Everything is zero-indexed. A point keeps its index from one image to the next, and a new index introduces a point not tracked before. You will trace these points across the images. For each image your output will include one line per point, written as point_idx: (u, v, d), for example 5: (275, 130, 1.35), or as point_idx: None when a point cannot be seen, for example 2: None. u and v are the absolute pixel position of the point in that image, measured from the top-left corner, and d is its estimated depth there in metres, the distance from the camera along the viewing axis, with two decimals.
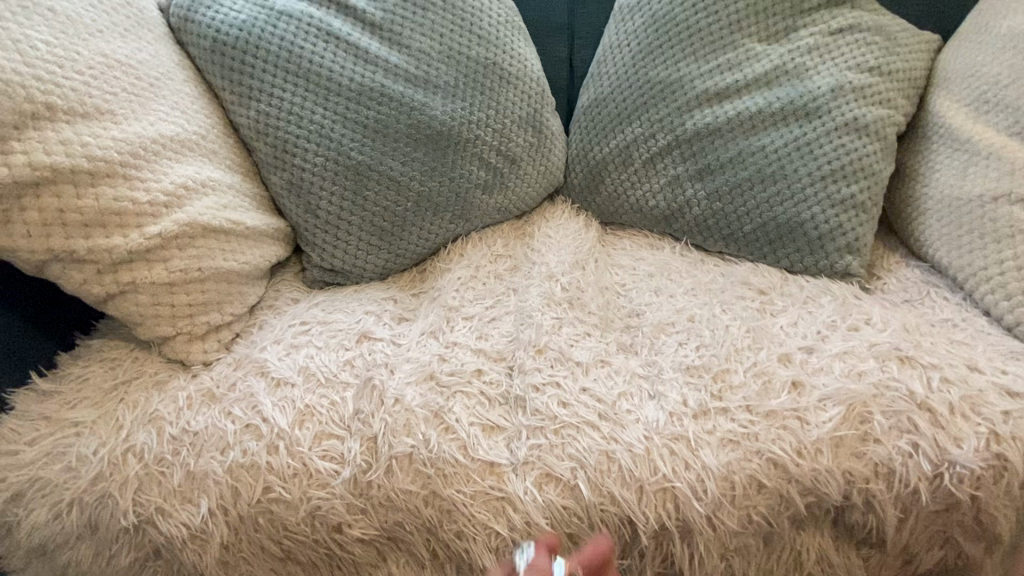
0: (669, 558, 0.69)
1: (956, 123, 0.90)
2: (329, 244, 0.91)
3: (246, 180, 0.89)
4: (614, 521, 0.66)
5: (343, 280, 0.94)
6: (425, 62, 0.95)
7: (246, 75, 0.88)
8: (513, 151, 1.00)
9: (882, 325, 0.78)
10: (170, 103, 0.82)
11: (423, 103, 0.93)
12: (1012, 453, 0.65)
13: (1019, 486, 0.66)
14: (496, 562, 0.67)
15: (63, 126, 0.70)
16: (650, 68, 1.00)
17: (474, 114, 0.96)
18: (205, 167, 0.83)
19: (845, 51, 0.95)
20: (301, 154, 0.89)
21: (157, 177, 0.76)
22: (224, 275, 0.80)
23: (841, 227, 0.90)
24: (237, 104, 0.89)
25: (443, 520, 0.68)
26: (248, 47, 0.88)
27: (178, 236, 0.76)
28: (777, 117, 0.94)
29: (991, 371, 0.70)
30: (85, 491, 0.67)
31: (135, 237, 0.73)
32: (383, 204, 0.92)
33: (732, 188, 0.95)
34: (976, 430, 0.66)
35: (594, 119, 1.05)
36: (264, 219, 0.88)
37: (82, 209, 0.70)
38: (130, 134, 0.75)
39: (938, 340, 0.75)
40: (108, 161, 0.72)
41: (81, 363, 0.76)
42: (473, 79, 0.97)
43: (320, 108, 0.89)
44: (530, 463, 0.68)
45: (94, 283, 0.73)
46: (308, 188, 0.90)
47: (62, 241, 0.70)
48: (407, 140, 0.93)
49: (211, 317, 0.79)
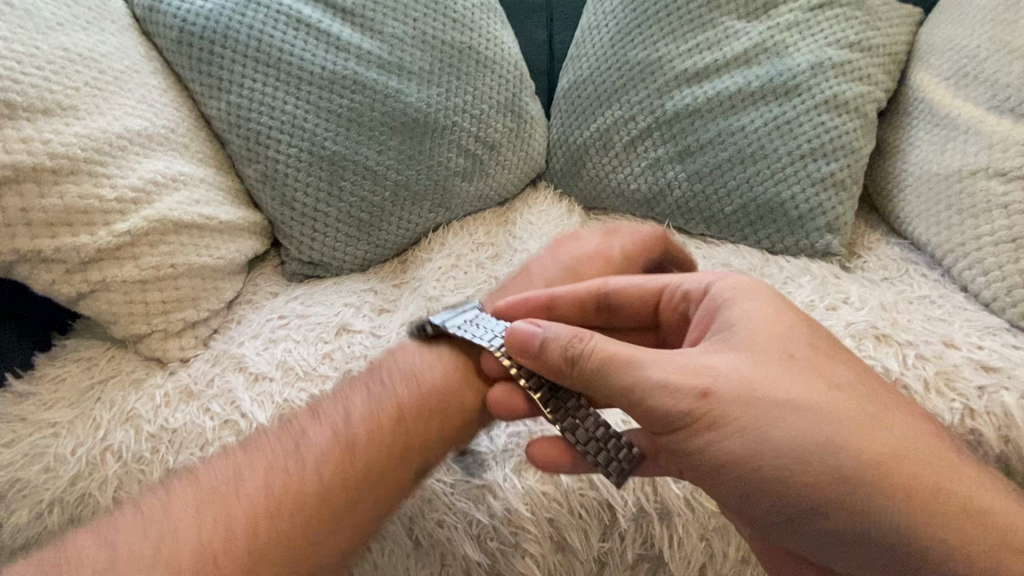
0: (649, 540, 0.68)
1: (935, 97, 0.89)
2: (306, 237, 0.91)
3: (220, 174, 0.89)
4: (593, 506, 0.66)
5: (322, 272, 0.93)
6: (399, 47, 0.93)
7: (215, 65, 0.87)
8: (491, 138, 0.98)
9: (860, 303, 0.78)
10: (136, 96, 0.81)
11: (397, 91, 0.91)
12: (988, 428, 0.65)
13: (995, 461, 0.66)
14: (478, 548, 0.67)
15: (23, 123, 0.68)
16: (629, 48, 0.99)
17: (450, 100, 0.95)
18: (175, 161, 0.82)
19: (824, 27, 0.94)
20: (275, 146, 0.88)
21: (124, 174, 0.75)
22: (198, 271, 0.80)
23: (821, 206, 0.90)
24: (207, 95, 0.88)
25: (424, 509, 0.67)
26: (216, 36, 0.86)
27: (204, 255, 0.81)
28: (756, 95, 0.93)
29: (967, 347, 0.71)
30: (64, 491, 0.67)
31: (104, 236, 0.72)
32: (360, 195, 0.91)
33: (713, 169, 0.94)
34: (951, 406, 0.66)
35: (573, 103, 1.04)
36: (239, 212, 0.88)
37: (47, 208, 0.69)
38: (94, 131, 0.73)
39: (915, 317, 0.76)
40: (71, 158, 0.71)
41: (58, 364, 0.76)
42: (448, 65, 0.95)
43: (292, 97, 0.88)
44: (509, 451, 0.69)
45: (65, 283, 0.72)
46: (282, 181, 0.89)
47: (28, 241, 0.69)
48: (382, 128, 0.91)
49: (187, 314, 0.79)
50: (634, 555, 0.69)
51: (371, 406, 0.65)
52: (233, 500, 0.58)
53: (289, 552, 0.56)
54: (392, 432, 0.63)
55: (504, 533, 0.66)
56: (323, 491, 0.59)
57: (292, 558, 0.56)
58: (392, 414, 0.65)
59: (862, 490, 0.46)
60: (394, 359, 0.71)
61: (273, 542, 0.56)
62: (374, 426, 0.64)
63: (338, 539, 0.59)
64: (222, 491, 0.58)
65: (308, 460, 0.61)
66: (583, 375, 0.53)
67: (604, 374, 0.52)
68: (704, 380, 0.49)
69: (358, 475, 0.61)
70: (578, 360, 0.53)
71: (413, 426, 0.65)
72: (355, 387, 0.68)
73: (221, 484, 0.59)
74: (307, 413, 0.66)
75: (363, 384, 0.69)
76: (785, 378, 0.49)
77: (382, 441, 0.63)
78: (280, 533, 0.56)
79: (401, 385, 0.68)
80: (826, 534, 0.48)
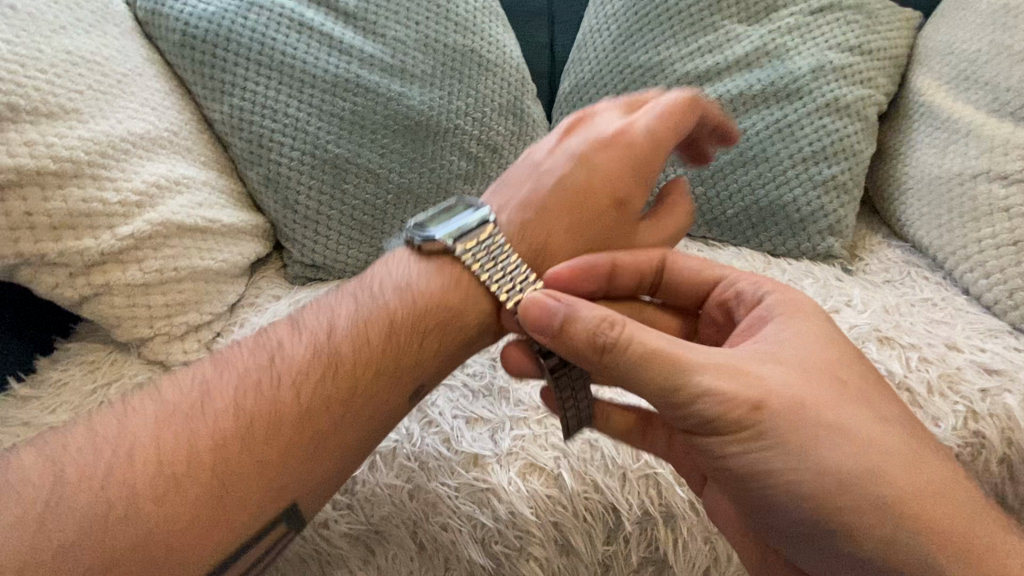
0: (653, 543, 0.68)
1: (935, 101, 0.90)
2: (309, 240, 0.91)
3: (222, 178, 0.89)
4: (598, 509, 0.66)
5: (325, 275, 0.93)
6: (402, 51, 0.93)
7: (218, 68, 0.87)
8: (494, 140, 0.98)
9: (862, 306, 0.78)
10: (138, 99, 0.81)
11: (399, 94, 0.92)
12: (989, 430, 0.66)
13: (997, 463, 0.67)
14: (482, 553, 0.67)
15: (26, 127, 0.68)
16: (630, 51, 0.99)
17: (452, 103, 0.95)
18: (177, 164, 0.82)
19: (825, 30, 0.94)
20: (277, 149, 0.88)
21: (127, 177, 0.75)
22: (201, 274, 0.80)
23: (823, 209, 0.90)
24: (209, 98, 0.88)
25: (429, 513, 0.67)
26: (218, 39, 0.86)
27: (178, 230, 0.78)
28: (758, 99, 0.93)
29: (970, 350, 0.71)
30: None
31: (107, 239, 0.72)
32: (362, 198, 0.91)
33: (715, 172, 0.94)
34: (954, 409, 0.67)
35: (575, 106, 1.04)
36: (241, 215, 0.88)
37: (50, 211, 0.69)
38: (97, 134, 0.73)
39: (917, 319, 0.76)
40: (75, 161, 0.70)
41: (60, 367, 0.76)
42: (450, 68, 0.95)
43: (295, 100, 0.88)
44: (513, 454, 0.69)
45: (68, 286, 0.72)
46: (285, 184, 0.89)
47: (31, 244, 0.68)
48: (384, 131, 0.91)
49: (191, 317, 0.78)
50: (638, 558, 0.69)
51: (358, 315, 0.56)
52: (194, 414, 0.49)
53: (263, 474, 0.48)
54: (383, 348, 0.55)
55: (508, 536, 0.66)
56: (301, 409, 0.51)
57: (265, 480, 0.48)
58: (384, 326, 0.56)
59: (896, 520, 0.44)
60: (384, 268, 0.61)
61: (241, 466, 0.48)
62: (362, 341, 0.55)
63: (320, 462, 0.51)
64: (182, 405, 0.49)
65: (283, 376, 0.52)
66: (615, 362, 0.48)
67: (641, 367, 0.47)
68: (760, 392, 0.47)
69: (343, 396, 0.53)
70: (612, 347, 0.48)
71: (403, 339, 0.56)
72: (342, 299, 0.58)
73: (181, 396, 0.50)
74: (284, 326, 0.57)
75: (348, 293, 0.59)
76: (833, 402, 0.47)
77: (370, 357, 0.54)
78: (252, 453, 0.48)
79: (392, 294, 0.58)
80: (843, 558, 0.47)
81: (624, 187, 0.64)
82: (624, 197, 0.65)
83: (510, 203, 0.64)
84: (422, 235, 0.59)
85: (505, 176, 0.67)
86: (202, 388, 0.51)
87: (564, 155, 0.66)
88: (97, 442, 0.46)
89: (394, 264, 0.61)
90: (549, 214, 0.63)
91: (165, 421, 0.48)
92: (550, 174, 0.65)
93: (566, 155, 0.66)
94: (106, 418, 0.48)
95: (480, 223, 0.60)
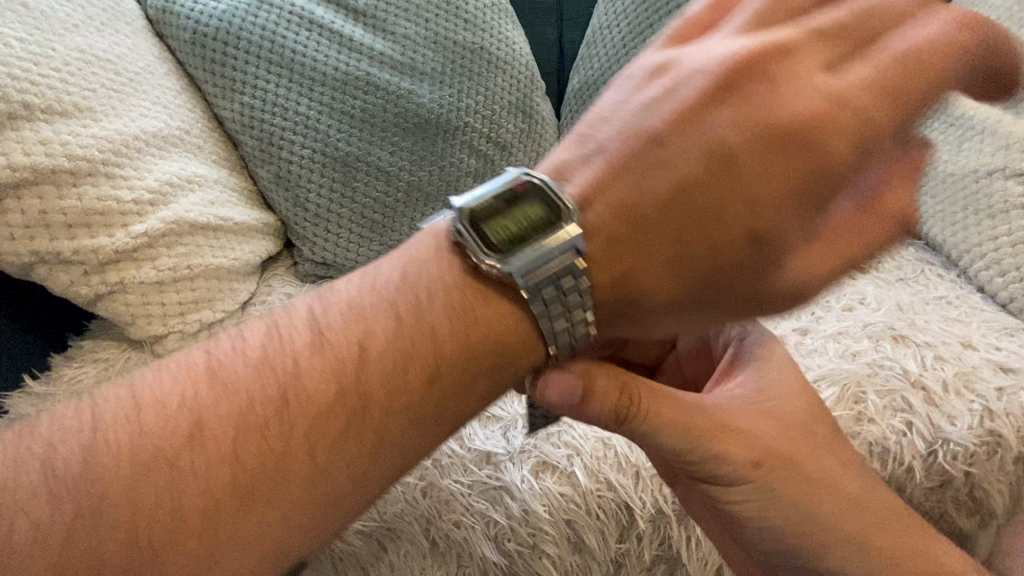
0: (666, 541, 0.68)
1: None
2: (320, 238, 0.91)
3: (233, 175, 0.89)
4: (611, 507, 0.66)
5: (335, 273, 0.93)
6: (411, 48, 0.93)
7: (228, 66, 0.87)
8: (503, 138, 0.98)
9: (876, 304, 0.78)
10: (150, 98, 0.81)
11: (409, 91, 0.91)
12: (1005, 428, 0.66)
13: (1011, 460, 0.67)
14: (496, 550, 0.67)
15: (41, 125, 0.68)
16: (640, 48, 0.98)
17: (462, 100, 0.94)
18: (189, 162, 0.82)
19: None
20: (288, 147, 0.88)
21: (141, 175, 0.75)
22: (213, 272, 0.80)
23: None
24: (220, 96, 0.88)
25: (441, 511, 0.67)
26: (229, 37, 0.86)
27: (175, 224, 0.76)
28: None
29: (985, 348, 0.71)
30: None
31: (121, 237, 0.72)
32: (373, 196, 0.91)
33: None
34: (970, 407, 0.66)
35: (585, 103, 1.04)
36: (253, 213, 0.88)
37: (65, 210, 0.69)
38: (111, 132, 0.74)
39: (932, 317, 0.76)
40: (89, 160, 0.71)
41: (75, 365, 0.77)
42: (460, 65, 0.95)
43: (305, 98, 0.88)
44: (525, 452, 0.69)
45: (82, 284, 0.72)
46: (296, 182, 0.89)
47: (46, 243, 0.69)
48: (395, 129, 0.91)
49: (204, 315, 0.79)
50: (651, 556, 0.69)
51: (393, 343, 0.40)
52: (190, 466, 0.38)
53: (250, 552, 0.38)
54: (432, 395, 0.40)
55: (521, 534, 0.66)
56: (306, 482, 0.39)
57: (274, 551, 0.39)
58: (428, 362, 0.40)
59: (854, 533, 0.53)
60: (442, 258, 0.42)
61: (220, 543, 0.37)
62: (405, 382, 0.39)
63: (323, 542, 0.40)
64: (174, 447, 0.38)
65: (300, 428, 0.39)
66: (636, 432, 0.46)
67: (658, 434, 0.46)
68: (758, 449, 0.51)
69: (361, 467, 0.40)
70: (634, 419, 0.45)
71: (449, 385, 0.40)
72: (378, 305, 0.41)
73: (171, 431, 0.39)
74: (304, 335, 0.42)
75: (389, 291, 0.42)
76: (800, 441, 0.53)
77: (413, 408, 0.39)
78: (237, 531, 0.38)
79: (445, 311, 0.40)
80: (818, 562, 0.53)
81: (777, 214, 0.39)
82: (770, 231, 0.39)
83: (595, 196, 0.40)
84: (483, 254, 0.38)
85: (595, 122, 0.43)
86: (200, 421, 0.39)
87: (705, 124, 0.40)
88: (74, 485, 0.37)
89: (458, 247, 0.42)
90: (646, 240, 0.40)
91: (155, 471, 0.38)
92: (674, 158, 0.40)
93: (708, 124, 0.40)
94: (83, 447, 0.39)
95: (563, 246, 0.38)
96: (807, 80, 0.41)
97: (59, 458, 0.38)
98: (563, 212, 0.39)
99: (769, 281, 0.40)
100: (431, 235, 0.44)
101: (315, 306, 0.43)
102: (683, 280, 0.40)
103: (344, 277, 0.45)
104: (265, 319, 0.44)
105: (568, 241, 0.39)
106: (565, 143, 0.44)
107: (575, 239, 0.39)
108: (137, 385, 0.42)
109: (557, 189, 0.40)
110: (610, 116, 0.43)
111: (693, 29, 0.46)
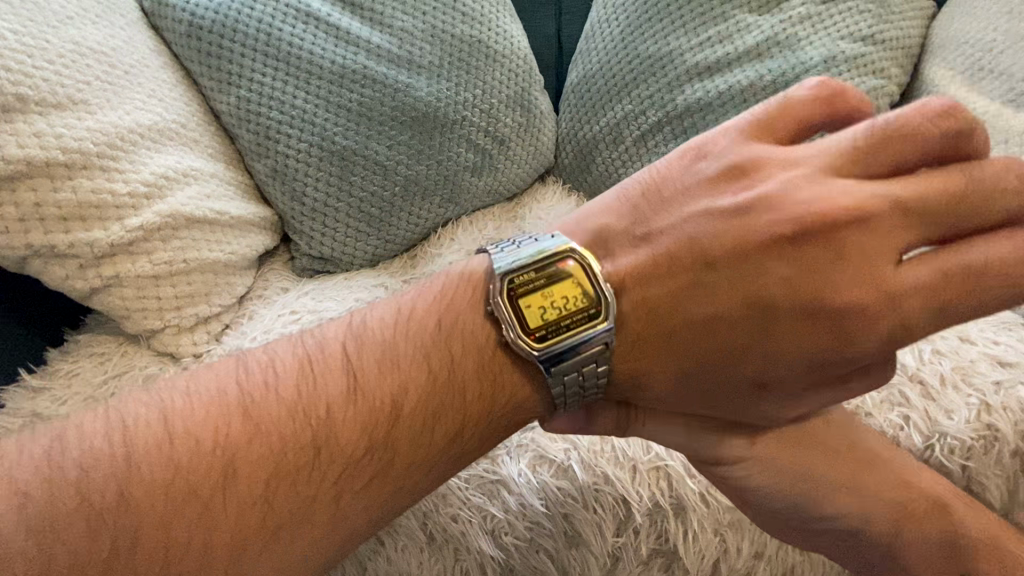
0: (663, 535, 0.68)
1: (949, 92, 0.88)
2: (317, 232, 0.90)
3: (229, 169, 0.88)
4: (608, 501, 0.66)
5: (332, 268, 0.93)
6: (409, 41, 0.92)
7: (224, 59, 0.86)
8: (501, 132, 0.98)
9: None
10: (146, 91, 0.80)
11: (407, 85, 0.91)
12: (1003, 422, 0.65)
13: (1010, 455, 0.66)
14: (493, 544, 0.67)
15: (35, 117, 0.68)
16: (639, 42, 0.98)
17: (460, 94, 0.94)
18: (186, 155, 0.82)
19: (838, 19, 0.91)
20: (285, 141, 0.87)
21: (136, 168, 0.75)
22: (209, 266, 0.80)
23: None
24: (216, 90, 0.87)
25: (438, 505, 0.67)
26: (225, 30, 0.85)
27: (181, 220, 0.77)
28: (770, 90, 0.89)
29: (983, 342, 0.71)
30: None
31: (117, 231, 0.72)
32: (370, 190, 0.91)
33: None
34: (967, 401, 0.66)
35: (583, 97, 1.03)
36: (250, 207, 0.88)
37: (59, 203, 0.69)
38: (106, 125, 0.73)
39: None
40: (83, 152, 0.70)
41: (70, 359, 0.76)
42: (458, 59, 0.95)
43: (302, 92, 0.87)
44: (523, 446, 0.69)
45: (78, 278, 0.72)
46: (293, 176, 0.88)
47: (41, 236, 0.69)
48: (392, 123, 0.91)
49: (199, 309, 0.79)
50: (648, 550, 0.68)
51: (412, 366, 0.48)
52: (224, 504, 0.42)
53: (275, 537, 0.43)
54: (442, 447, 0.47)
55: (519, 528, 0.66)
56: (330, 483, 0.44)
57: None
58: (443, 383, 0.47)
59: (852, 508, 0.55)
60: (458, 296, 0.51)
61: (253, 523, 0.42)
62: (422, 434, 0.46)
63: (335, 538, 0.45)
64: (209, 484, 0.42)
65: (329, 473, 0.44)
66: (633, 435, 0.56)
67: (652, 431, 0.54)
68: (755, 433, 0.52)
69: (380, 475, 0.45)
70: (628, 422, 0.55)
71: (459, 404, 0.47)
72: (404, 333, 0.49)
73: (208, 467, 0.43)
74: (337, 353, 0.48)
75: (418, 348, 0.48)
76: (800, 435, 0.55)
77: (426, 457, 0.47)
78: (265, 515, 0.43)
79: (459, 341, 0.49)
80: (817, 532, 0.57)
81: (783, 369, 0.47)
82: (771, 382, 0.47)
83: (623, 300, 0.49)
84: (521, 342, 0.46)
85: (659, 207, 0.52)
86: (234, 460, 0.43)
87: (753, 263, 0.47)
88: (114, 512, 0.40)
89: (484, 311, 0.49)
90: (671, 354, 0.48)
91: (190, 506, 0.41)
92: (720, 288, 0.47)
93: (756, 264, 0.47)
94: (119, 476, 0.41)
95: (592, 340, 0.47)
96: (861, 225, 0.45)
97: (96, 477, 0.41)
98: (602, 309, 0.47)
99: (753, 410, 0.50)
100: (459, 291, 0.51)
101: (348, 346, 0.49)
102: (688, 393, 0.49)
103: (373, 316, 0.51)
104: (297, 348, 0.50)
105: (600, 337, 0.47)
106: (618, 216, 0.53)
107: (605, 337, 0.47)
108: (168, 409, 0.45)
109: (602, 286, 0.48)
110: (672, 209, 0.51)
111: (780, 127, 0.50)
